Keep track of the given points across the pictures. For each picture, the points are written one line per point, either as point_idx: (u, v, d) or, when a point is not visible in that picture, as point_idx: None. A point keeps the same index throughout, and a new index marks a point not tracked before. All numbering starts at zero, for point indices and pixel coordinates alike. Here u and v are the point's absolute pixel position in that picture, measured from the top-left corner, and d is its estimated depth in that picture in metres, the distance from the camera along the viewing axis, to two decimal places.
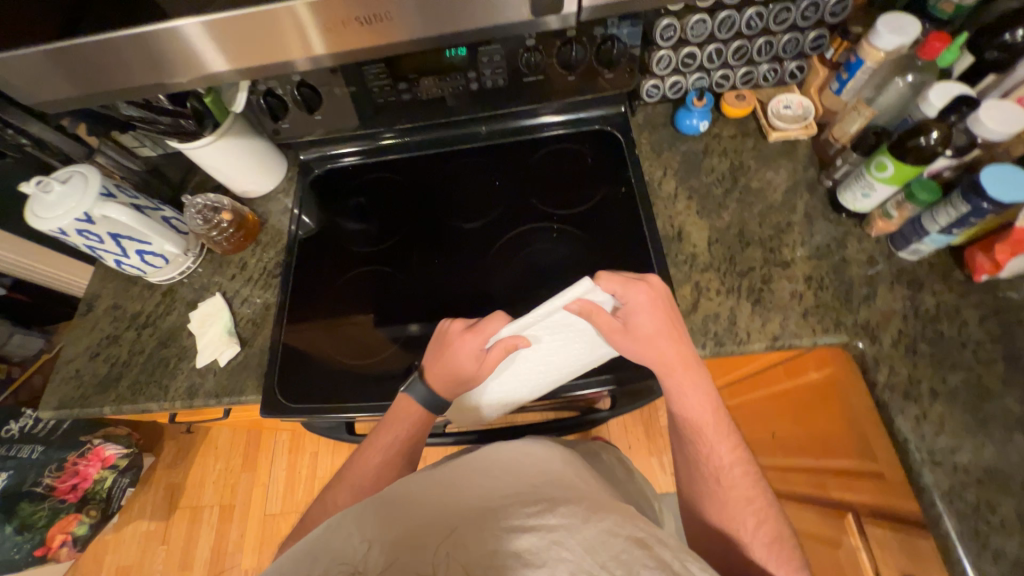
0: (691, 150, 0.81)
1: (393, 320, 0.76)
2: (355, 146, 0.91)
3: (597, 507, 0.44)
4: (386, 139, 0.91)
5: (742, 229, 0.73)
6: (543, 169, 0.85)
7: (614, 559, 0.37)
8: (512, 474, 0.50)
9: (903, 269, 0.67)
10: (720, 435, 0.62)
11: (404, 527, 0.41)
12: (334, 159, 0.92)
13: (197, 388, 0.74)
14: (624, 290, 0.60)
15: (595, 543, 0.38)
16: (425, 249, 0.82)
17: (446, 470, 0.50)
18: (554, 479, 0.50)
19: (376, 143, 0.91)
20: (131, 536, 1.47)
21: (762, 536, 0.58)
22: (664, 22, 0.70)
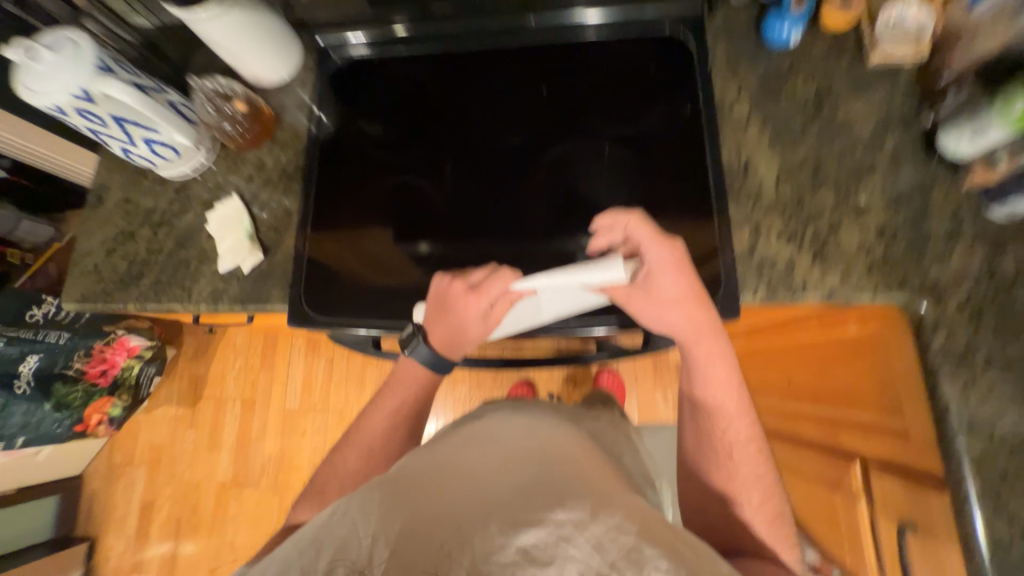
0: (773, 68, 0.70)
1: (422, 240, 0.72)
2: (366, 32, 0.78)
3: (604, 498, 0.41)
4: (400, 26, 0.77)
5: (817, 168, 0.65)
6: (597, 77, 0.74)
7: (625, 559, 0.35)
8: (516, 456, 0.48)
9: (990, 228, 0.61)
10: (735, 413, 0.63)
11: (406, 521, 0.40)
12: (353, 48, 0.80)
13: (221, 292, 0.71)
14: (649, 246, 0.58)
15: (603, 541, 0.36)
16: (459, 163, 0.74)
17: (449, 457, 0.50)
18: (564, 462, 0.48)
19: (388, 30, 0.78)
20: (161, 418, 1.58)
21: (764, 515, 0.59)
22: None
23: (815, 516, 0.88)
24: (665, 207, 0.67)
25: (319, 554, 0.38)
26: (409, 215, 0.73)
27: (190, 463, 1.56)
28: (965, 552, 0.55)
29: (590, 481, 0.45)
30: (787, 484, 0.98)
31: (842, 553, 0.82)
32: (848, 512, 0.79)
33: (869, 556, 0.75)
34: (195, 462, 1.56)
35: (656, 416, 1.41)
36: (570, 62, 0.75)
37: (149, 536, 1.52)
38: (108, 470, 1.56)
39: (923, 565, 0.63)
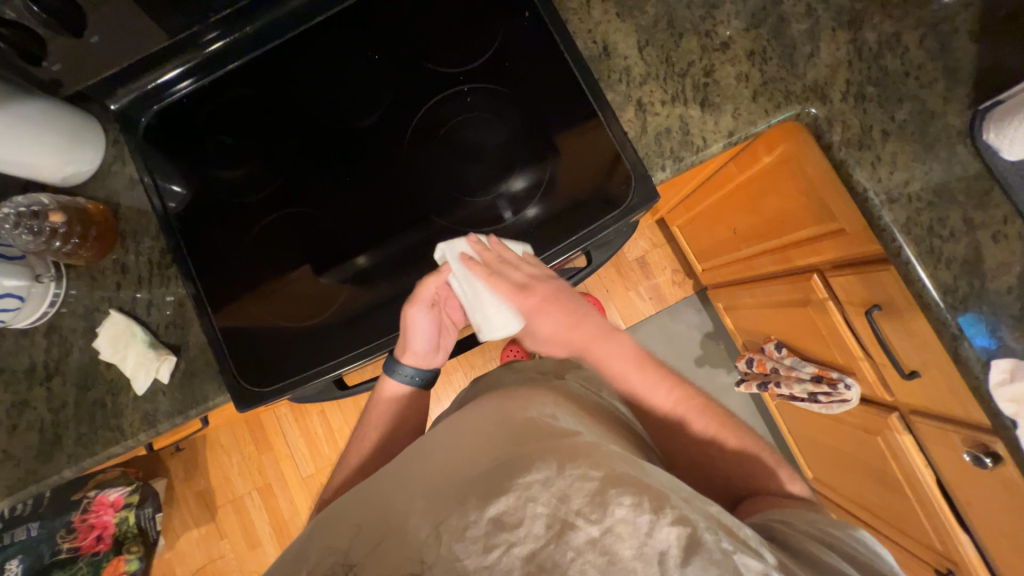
0: None
1: (326, 267, 0.65)
2: (180, 64, 0.69)
3: (576, 448, 0.42)
4: (212, 40, 0.69)
5: (670, 19, 0.63)
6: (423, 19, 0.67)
7: (590, 504, 0.37)
8: (487, 426, 0.48)
9: (842, 8, 0.61)
10: (652, 387, 0.63)
11: (383, 512, 0.41)
12: (170, 88, 0.70)
13: (154, 413, 0.64)
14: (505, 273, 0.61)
15: (566, 491, 0.38)
16: (328, 169, 0.67)
17: (420, 441, 0.50)
18: (540, 426, 0.47)
19: (205, 50, 0.69)
20: (189, 546, 1.51)
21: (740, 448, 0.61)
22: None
23: (800, 337, 0.95)
24: (550, 119, 0.63)
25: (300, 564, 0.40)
26: (302, 245, 0.66)
27: (240, 569, 1.51)
28: (923, 309, 0.59)
29: (563, 436, 0.45)
30: (767, 320, 1.05)
31: (832, 357, 0.88)
32: (823, 320, 0.84)
33: (854, 349, 0.81)
34: (245, 566, 1.51)
35: (639, 316, 1.45)
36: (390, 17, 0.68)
37: None
38: None
39: (896, 335, 0.69)
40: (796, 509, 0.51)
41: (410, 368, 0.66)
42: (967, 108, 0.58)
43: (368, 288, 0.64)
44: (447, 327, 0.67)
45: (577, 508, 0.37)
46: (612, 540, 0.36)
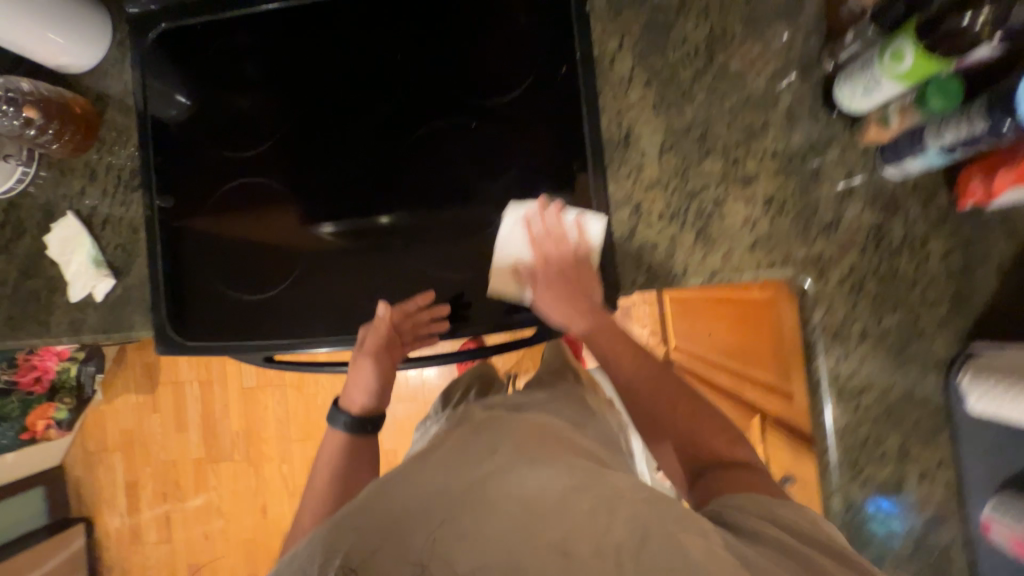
0: (660, 8, 0.59)
1: (283, 251, 0.65)
2: None
3: (541, 462, 0.45)
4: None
5: (705, 132, 0.58)
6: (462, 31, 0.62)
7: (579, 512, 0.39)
8: (456, 445, 0.50)
9: (881, 189, 0.56)
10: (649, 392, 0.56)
11: (370, 514, 0.41)
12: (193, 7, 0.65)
13: (80, 323, 0.66)
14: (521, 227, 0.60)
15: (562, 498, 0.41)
16: (316, 152, 0.65)
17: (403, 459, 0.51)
18: (502, 442, 0.49)
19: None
20: (123, 407, 1.60)
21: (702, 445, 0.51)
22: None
23: None
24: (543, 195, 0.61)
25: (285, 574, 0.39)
26: (269, 219, 0.66)
27: (162, 444, 1.61)
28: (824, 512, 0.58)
29: (531, 450, 0.48)
30: None
31: None
32: None
33: None
34: (167, 443, 1.61)
35: None
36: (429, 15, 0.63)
37: (139, 509, 1.62)
38: (85, 458, 1.62)
39: None
40: (745, 494, 0.45)
41: (346, 414, 0.68)
42: (956, 341, 0.55)
43: (312, 287, 0.64)
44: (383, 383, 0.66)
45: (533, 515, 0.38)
46: (573, 542, 0.37)
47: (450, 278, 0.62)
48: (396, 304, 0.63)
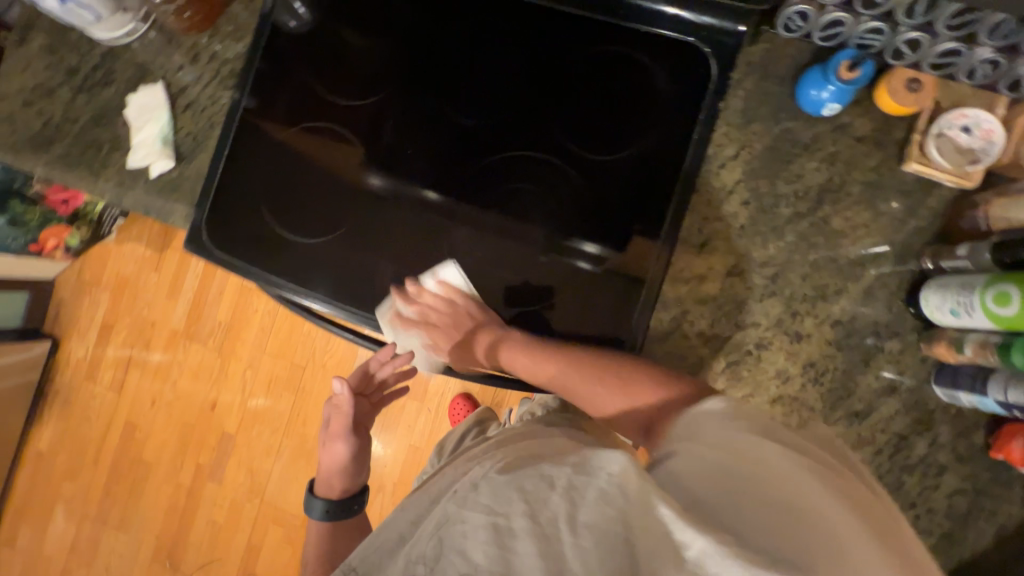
0: (789, 136, 0.57)
1: (337, 206, 0.65)
2: None
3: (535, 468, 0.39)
4: None
5: (780, 273, 0.57)
6: (589, 77, 0.61)
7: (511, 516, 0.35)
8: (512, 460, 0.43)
9: (922, 403, 0.55)
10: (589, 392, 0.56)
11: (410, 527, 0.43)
12: None
13: (128, 188, 0.67)
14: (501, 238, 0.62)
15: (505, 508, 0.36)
16: (409, 126, 0.64)
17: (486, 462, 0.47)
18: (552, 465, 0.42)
19: None
20: (130, 253, 1.64)
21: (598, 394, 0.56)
22: (833, 13, 0.53)
23: None
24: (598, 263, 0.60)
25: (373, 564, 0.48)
26: (337, 171, 0.65)
27: (149, 302, 1.65)
28: None
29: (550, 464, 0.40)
30: None
31: None
32: None
33: None
34: (154, 303, 1.64)
35: None
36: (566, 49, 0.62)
37: (104, 351, 1.67)
38: (78, 283, 1.67)
39: None
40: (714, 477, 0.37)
41: (326, 501, 0.74)
42: None
43: (348, 251, 0.64)
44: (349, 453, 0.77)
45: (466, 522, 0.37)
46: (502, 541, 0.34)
47: (477, 298, 0.63)
48: (420, 303, 0.63)
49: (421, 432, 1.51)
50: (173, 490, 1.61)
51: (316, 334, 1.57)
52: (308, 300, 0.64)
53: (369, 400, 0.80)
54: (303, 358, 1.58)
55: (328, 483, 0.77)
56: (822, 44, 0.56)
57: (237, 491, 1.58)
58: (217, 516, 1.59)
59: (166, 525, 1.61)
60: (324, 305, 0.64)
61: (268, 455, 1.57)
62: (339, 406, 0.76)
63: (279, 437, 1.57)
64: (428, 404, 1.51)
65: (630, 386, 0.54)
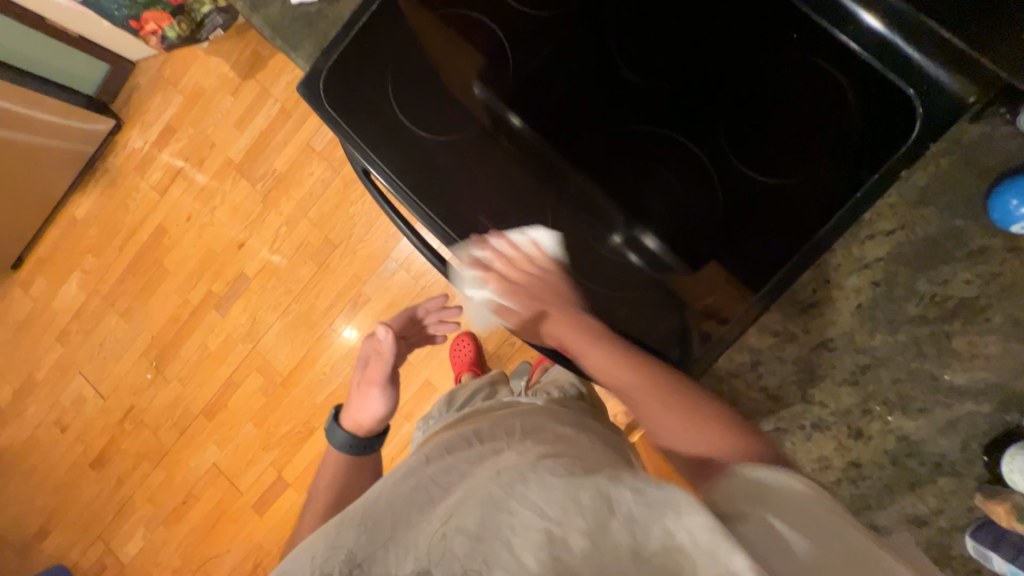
0: (956, 234, 0.52)
1: (460, 108, 0.60)
2: None
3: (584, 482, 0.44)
4: None
5: (873, 367, 0.53)
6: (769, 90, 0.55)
7: (584, 514, 0.40)
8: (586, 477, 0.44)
9: (946, 546, 0.53)
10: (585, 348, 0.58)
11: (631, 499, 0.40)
12: None
13: (261, 3, 0.63)
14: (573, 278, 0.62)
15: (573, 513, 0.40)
16: (565, 56, 0.59)
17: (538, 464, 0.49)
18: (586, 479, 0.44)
19: None
20: (215, 67, 1.62)
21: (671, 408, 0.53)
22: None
23: None
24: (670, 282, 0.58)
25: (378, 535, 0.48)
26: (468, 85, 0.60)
27: (216, 123, 1.64)
28: None
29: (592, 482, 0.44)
30: None
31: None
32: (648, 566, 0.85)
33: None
34: (220, 126, 1.64)
35: None
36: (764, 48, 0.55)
37: (160, 152, 1.68)
38: (157, 77, 1.67)
39: None
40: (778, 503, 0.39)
41: (352, 439, 0.83)
42: None
43: (456, 165, 0.61)
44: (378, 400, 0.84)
45: (542, 512, 0.41)
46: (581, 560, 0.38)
47: (562, 259, 0.61)
48: (503, 247, 0.60)
49: (418, 350, 1.54)
50: (180, 305, 1.68)
51: (358, 220, 1.56)
52: (396, 192, 0.62)
53: (405, 342, 0.89)
54: (338, 237, 1.58)
55: (357, 417, 0.85)
56: None
57: (235, 329, 1.65)
58: (211, 343, 1.66)
59: (163, 331, 1.70)
60: (408, 205, 0.61)
61: (275, 310, 1.62)
62: (386, 336, 0.84)
63: (289, 298, 1.61)
64: None
65: (703, 416, 0.52)
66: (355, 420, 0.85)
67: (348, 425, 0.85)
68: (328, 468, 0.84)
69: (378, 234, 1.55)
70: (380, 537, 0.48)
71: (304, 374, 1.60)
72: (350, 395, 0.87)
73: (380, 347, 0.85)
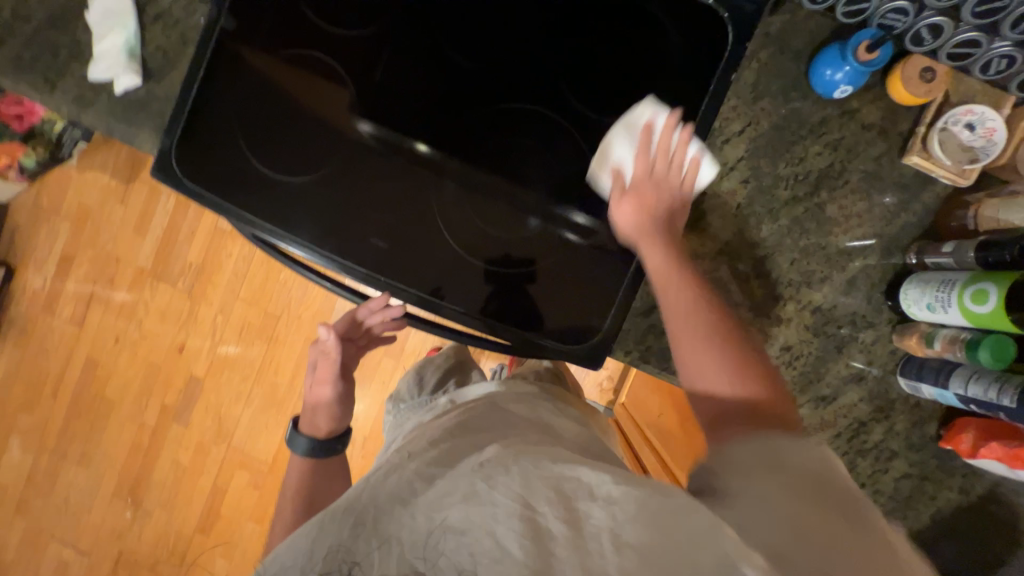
0: (798, 115, 0.56)
1: (324, 146, 0.60)
2: None
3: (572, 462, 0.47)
4: None
5: (769, 256, 0.56)
6: (589, 31, 0.58)
7: (572, 493, 0.43)
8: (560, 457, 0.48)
9: (885, 391, 0.57)
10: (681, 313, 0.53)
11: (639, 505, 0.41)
12: None
13: (88, 103, 0.61)
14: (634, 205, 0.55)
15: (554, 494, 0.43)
16: (408, 64, 0.60)
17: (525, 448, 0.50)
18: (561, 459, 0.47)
19: None
20: (93, 181, 1.55)
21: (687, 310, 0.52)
22: (935, 18, 0.49)
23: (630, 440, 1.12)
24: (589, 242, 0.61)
25: (362, 530, 0.47)
26: (319, 117, 0.60)
27: (114, 236, 1.56)
28: None
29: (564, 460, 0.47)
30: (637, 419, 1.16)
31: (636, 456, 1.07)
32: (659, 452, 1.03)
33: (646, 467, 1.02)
34: (119, 238, 1.56)
35: None
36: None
37: (64, 283, 1.58)
38: (35, 209, 1.57)
39: None
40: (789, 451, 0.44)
41: (312, 443, 0.83)
42: None
43: (347, 202, 0.61)
44: (331, 402, 0.85)
45: (525, 502, 0.42)
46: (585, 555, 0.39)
47: (483, 267, 0.61)
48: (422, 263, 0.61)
49: (394, 390, 1.51)
50: (137, 430, 1.58)
51: (292, 284, 1.52)
52: (307, 252, 0.60)
53: (356, 344, 0.86)
54: (277, 307, 1.53)
55: (314, 420, 0.85)
56: (843, 19, 0.53)
57: (203, 435, 1.57)
58: (183, 457, 1.58)
59: (128, 463, 1.59)
60: (322, 259, 0.61)
61: (238, 401, 1.55)
62: (329, 342, 0.83)
63: (249, 384, 1.55)
64: (404, 362, 1.51)
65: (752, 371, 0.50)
66: (310, 424, 0.86)
67: (306, 429, 0.86)
68: (293, 470, 0.84)
69: (317, 292, 1.52)
70: (365, 529, 0.47)
71: (289, 453, 1.54)
72: (304, 400, 0.88)
73: (325, 353, 0.84)
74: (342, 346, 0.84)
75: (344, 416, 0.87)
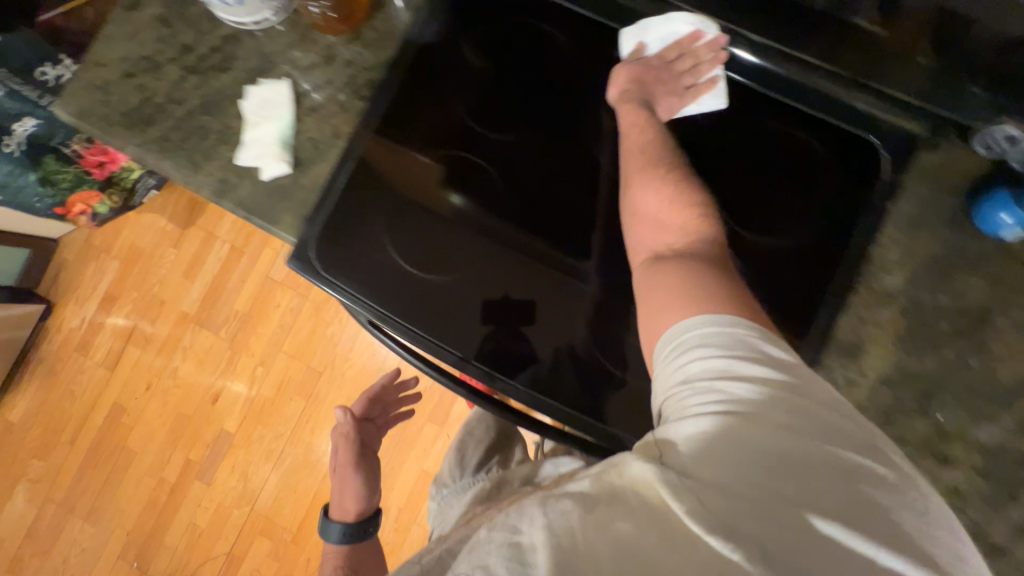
0: (955, 248, 0.56)
1: (470, 247, 0.59)
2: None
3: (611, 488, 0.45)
4: None
5: (933, 390, 0.54)
6: (742, 160, 0.60)
7: (582, 509, 0.40)
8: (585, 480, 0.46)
9: None
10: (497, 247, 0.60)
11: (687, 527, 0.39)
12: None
13: (229, 186, 0.61)
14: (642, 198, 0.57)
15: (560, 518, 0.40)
16: (562, 174, 0.61)
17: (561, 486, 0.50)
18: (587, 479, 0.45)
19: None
20: (149, 224, 1.55)
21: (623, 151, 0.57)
22: None
23: None
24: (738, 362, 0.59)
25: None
26: (464, 217, 0.59)
27: (162, 279, 1.54)
28: None
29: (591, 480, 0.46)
30: None
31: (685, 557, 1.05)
32: None
33: None
34: (166, 281, 1.54)
35: None
36: (719, 119, 0.61)
37: (102, 324, 1.54)
38: (85, 247, 1.56)
39: None
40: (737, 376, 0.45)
41: (344, 526, 0.79)
42: None
43: (483, 303, 0.58)
44: (359, 482, 0.81)
45: (523, 528, 0.41)
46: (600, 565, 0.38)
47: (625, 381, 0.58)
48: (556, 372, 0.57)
49: (435, 459, 1.44)
50: (155, 485, 1.48)
51: (339, 340, 1.49)
52: (438, 353, 0.57)
53: (375, 425, 0.88)
54: (320, 362, 1.49)
55: (348, 504, 0.81)
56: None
57: (226, 495, 1.47)
58: (201, 518, 1.47)
59: (140, 522, 1.48)
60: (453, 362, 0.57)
61: (268, 460, 1.47)
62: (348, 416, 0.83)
63: (282, 442, 1.47)
64: (447, 428, 1.45)
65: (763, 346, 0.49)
66: (343, 503, 0.81)
67: (337, 513, 0.82)
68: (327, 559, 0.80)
69: (364, 349, 1.48)
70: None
71: (316, 521, 1.44)
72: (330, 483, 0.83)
73: (342, 433, 0.83)
74: (359, 426, 0.85)
75: (371, 491, 0.82)
